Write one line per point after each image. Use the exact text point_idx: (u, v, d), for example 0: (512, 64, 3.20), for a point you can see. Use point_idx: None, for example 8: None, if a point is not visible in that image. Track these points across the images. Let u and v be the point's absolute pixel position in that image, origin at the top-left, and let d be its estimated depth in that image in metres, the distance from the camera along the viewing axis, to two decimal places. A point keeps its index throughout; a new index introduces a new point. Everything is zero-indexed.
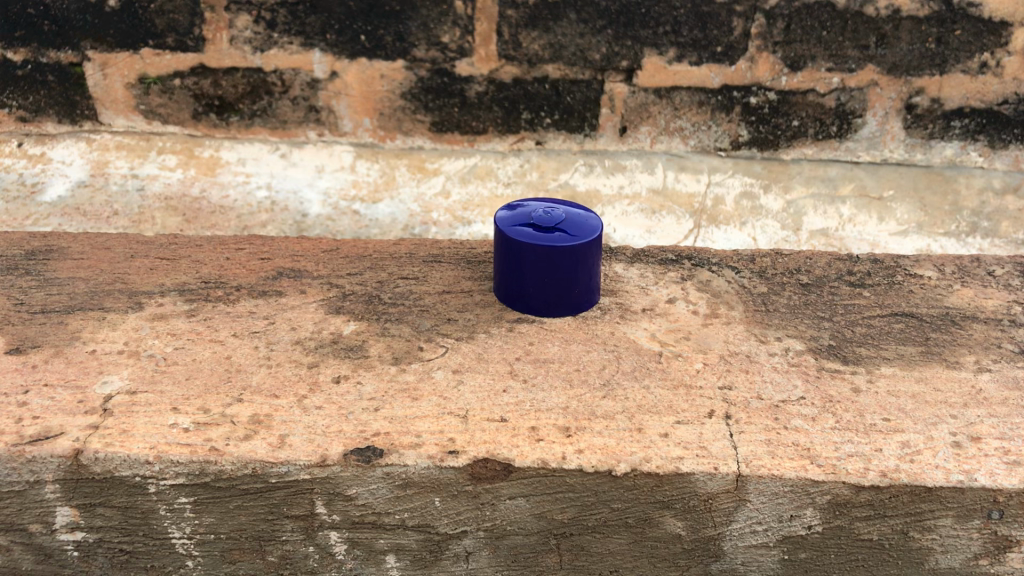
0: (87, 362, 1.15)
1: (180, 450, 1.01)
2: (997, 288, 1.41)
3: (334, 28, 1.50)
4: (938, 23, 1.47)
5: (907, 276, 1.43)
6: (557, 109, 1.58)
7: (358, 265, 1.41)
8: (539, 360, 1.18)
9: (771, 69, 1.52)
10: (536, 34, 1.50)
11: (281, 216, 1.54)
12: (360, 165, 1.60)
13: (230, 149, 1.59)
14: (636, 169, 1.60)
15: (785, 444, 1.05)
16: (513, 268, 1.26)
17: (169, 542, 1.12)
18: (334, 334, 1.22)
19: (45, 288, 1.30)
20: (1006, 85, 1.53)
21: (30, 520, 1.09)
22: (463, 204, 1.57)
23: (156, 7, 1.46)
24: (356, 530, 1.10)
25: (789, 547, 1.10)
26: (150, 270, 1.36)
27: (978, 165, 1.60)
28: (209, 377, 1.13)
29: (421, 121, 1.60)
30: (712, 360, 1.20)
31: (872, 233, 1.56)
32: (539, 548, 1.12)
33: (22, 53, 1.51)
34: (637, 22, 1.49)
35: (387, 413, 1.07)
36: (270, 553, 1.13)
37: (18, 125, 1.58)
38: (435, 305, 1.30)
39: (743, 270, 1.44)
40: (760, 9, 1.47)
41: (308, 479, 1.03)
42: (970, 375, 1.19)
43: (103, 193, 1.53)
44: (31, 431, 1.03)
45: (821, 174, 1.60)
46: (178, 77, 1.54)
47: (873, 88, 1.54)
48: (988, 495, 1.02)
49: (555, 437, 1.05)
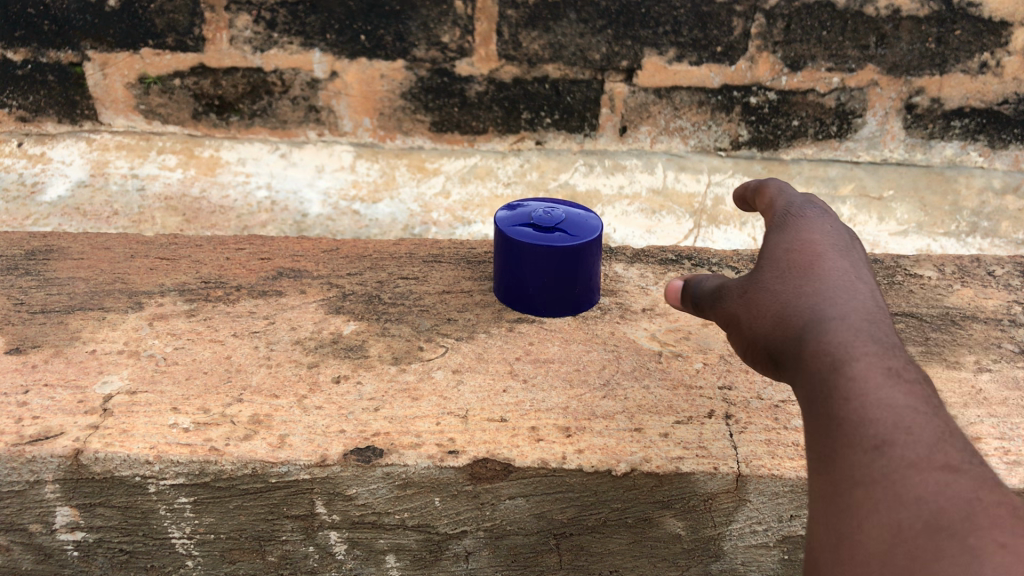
0: (88, 362, 1.15)
1: (180, 450, 1.01)
2: (998, 288, 1.40)
3: (335, 28, 1.50)
4: (938, 23, 1.47)
5: (907, 276, 1.42)
6: (557, 109, 1.58)
7: (358, 265, 1.40)
8: (539, 360, 1.18)
9: (771, 69, 1.52)
10: (536, 34, 1.50)
11: (281, 216, 1.53)
12: (359, 165, 1.60)
13: (230, 149, 1.60)
14: (636, 169, 1.61)
15: (785, 444, 1.05)
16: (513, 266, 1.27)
17: (169, 542, 1.13)
18: (334, 334, 1.22)
19: (44, 288, 1.29)
20: (1006, 85, 1.53)
21: (31, 520, 1.09)
22: (463, 204, 1.57)
23: (156, 7, 1.46)
24: (356, 530, 1.11)
25: (789, 547, 1.10)
26: (150, 270, 1.35)
27: (978, 166, 1.61)
28: (209, 377, 1.13)
29: (421, 121, 1.60)
30: (712, 360, 1.20)
31: (872, 233, 1.55)
32: (538, 547, 1.12)
33: (22, 53, 1.51)
34: (638, 22, 1.48)
35: (387, 413, 1.07)
36: (270, 553, 1.14)
37: (18, 125, 1.59)
38: (436, 305, 1.30)
39: (743, 270, 1.43)
40: (760, 9, 1.47)
41: (309, 479, 1.03)
42: (970, 375, 1.19)
43: (103, 193, 1.53)
44: (31, 431, 1.03)
45: (821, 173, 1.60)
46: (178, 77, 1.54)
47: (873, 88, 1.55)
48: None
49: (555, 437, 1.05)
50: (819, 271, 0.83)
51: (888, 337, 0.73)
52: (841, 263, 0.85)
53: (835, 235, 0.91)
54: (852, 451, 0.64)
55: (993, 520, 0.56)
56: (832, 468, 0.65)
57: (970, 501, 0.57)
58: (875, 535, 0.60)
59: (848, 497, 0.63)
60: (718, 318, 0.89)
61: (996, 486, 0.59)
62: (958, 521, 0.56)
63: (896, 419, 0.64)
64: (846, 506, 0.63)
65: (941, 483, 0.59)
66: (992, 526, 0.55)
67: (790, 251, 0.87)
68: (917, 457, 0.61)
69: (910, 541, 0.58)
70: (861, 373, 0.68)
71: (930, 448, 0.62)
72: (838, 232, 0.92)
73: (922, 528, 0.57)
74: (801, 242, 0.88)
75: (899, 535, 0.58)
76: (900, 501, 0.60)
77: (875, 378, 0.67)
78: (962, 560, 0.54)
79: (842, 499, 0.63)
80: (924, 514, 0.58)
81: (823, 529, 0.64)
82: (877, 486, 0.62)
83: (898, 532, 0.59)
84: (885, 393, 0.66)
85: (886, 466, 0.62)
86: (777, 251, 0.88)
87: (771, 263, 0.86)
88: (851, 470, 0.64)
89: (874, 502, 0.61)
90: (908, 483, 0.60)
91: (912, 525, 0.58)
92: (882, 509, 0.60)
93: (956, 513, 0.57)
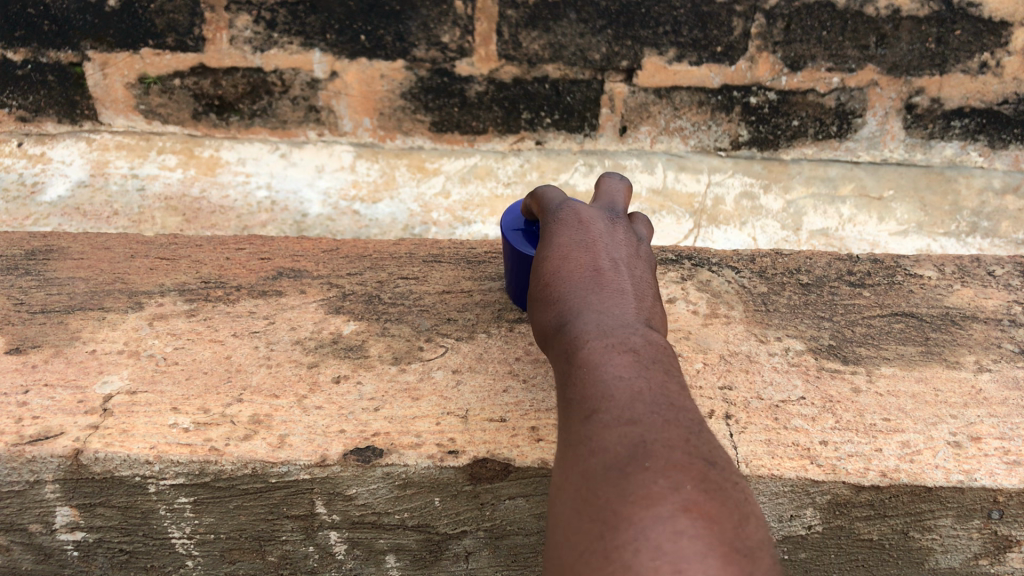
0: (88, 362, 1.15)
1: (180, 449, 1.01)
2: (998, 288, 1.40)
3: (334, 28, 1.49)
4: (938, 23, 1.47)
5: (907, 276, 1.41)
6: (557, 109, 1.59)
7: (358, 265, 1.40)
8: (540, 360, 1.18)
9: (771, 69, 1.53)
10: (536, 33, 1.49)
11: (281, 216, 1.53)
12: (359, 165, 1.61)
13: (230, 149, 1.61)
14: (636, 169, 1.61)
15: (785, 444, 1.05)
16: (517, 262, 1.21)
17: (169, 542, 1.13)
18: (334, 334, 1.22)
19: (44, 288, 1.29)
20: (1006, 85, 1.53)
21: (30, 520, 1.10)
22: (463, 204, 1.58)
23: (156, 7, 1.45)
24: (356, 530, 1.11)
25: (790, 547, 1.12)
26: (149, 270, 1.35)
27: (978, 166, 1.61)
28: (209, 377, 1.12)
29: (421, 121, 1.61)
30: (712, 360, 1.20)
31: (872, 233, 1.56)
32: (538, 548, 1.14)
33: (22, 53, 1.50)
34: (638, 22, 1.48)
35: (387, 413, 1.07)
36: (270, 552, 1.15)
37: (18, 126, 1.59)
38: (436, 305, 1.30)
39: (743, 270, 1.42)
40: (760, 9, 1.47)
41: (309, 479, 1.03)
42: (970, 375, 1.19)
43: (103, 193, 1.53)
44: (31, 431, 1.03)
45: (821, 173, 1.61)
46: (178, 77, 1.54)
47: (873, 88, 1.55)
48: (989, 495, 1.02)
49: (555, 437, 1.05)
50: (568, 276, 0.94)
51: (622, 322, 0.86)
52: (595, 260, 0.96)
53: (594, 229, 1.01)
54: (573, 420, 0.76)
55: (651, 452, 0.67)
56: (561, 435, 0.77)
57: (636, 442, 0.69)
58: (572, 476, 0.70)
59: (563, 457, 0.74)
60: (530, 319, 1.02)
61: (668, 429, 0.70)
62: (624, 456, 0.68)
63: (607, 388, 0.76)
64: (562, 462, 0.73)
65: (621, 431, 0.71)
66: (647, 456, 0.67)
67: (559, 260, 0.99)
68: (608, 413, 0.73)
69: (593, 479, 0.68)
70: (587, 355, 0.81)
71: (624, 407, 0.73)
72: (602, 223, 1.02)
73: (600, 465, 0.69)
74: (564, 244, 0.98)
75: (588, 474, 0.69)
76: (592, 447, 0.71)
77: (597, 359, 0.80)
78: (620, 481, 0.66)
79: (561, 459, 0.74)
80: (603, 455, 0.69)
81: (551, 482, 0.74)
82: (580, 440, 0.73)
83: (588, 469, 0.69)
84: (597, 363, 0.80)
85: (590, 424, 0.73)
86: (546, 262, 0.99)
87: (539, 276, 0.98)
88: (568, 435, 0.75)
89: (578, 451, 0.72)
90: (600, 436, 0.71)
91: (596, 463, 0.69)
92: (580, 455, 0.71)
93: (622, 451, 0.68)
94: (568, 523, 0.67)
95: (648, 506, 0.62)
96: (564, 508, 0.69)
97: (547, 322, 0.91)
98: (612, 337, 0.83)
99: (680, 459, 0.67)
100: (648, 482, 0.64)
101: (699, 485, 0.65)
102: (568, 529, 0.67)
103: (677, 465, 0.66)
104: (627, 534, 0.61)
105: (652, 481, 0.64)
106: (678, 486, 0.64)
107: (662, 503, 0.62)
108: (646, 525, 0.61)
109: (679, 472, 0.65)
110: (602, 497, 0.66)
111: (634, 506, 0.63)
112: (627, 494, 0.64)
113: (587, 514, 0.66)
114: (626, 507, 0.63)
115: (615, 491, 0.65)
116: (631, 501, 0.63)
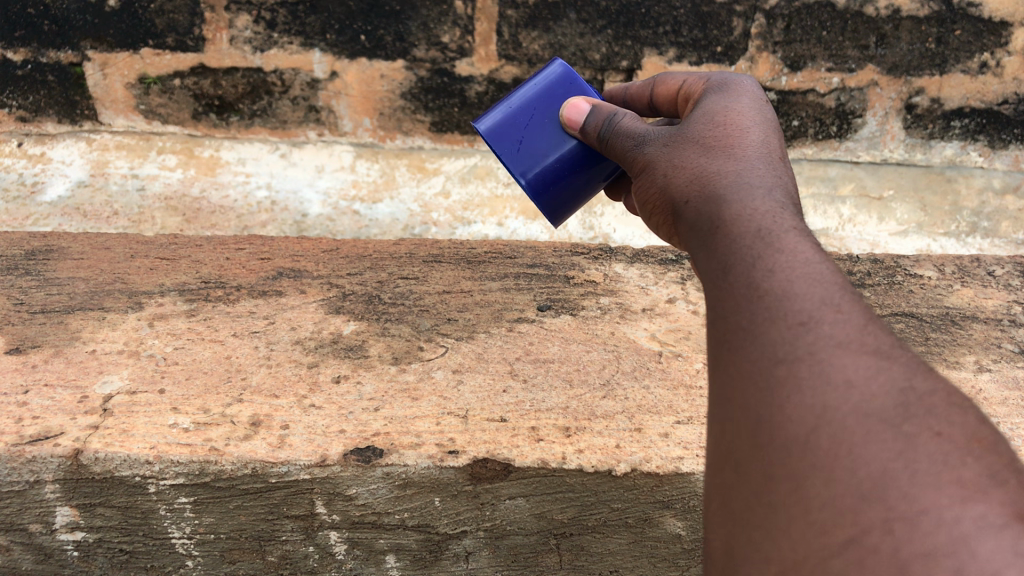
0: (88, 362, 1.15)
1: (180, 450, 1.01)
2: (998, 288, 1.40)
3: (335, 28, 1.49)
4: (938, 23, 1.47)
5: (907, 276, 1.41)
6: None
7: (357, 266, 1.39)
8: (540, 360, 1.18)
9: (771, 69, 1.53)
10: (536, 33, 1.49)
11: (281, 216, 1.53)
12: (359, 165, 1.61)
13: (230, 149, 1.61)
14: None
15: None
16: (525, 113, 1.02)
17: (169, 542, 1.14)
18: (334, 334, 1.22)
19: (44, 288, 1.29)
20: (1006, 85, 1.53)
21: (30, 520, 1.10)
22: (462, 204, 1.58)
23: (157, 7, 1.45)
24: (356, 530, 1.11)
25: None
26: (148, 270, 1.35)
27: (978, 166, 1.61)
28: (209, 377, 1.12)
29: (420, 121, 1.61)
30: None
31: (871, 233, 1.54)
32: (539, 548, 1.14)
33: (22, 53, 1.50)
34: (638, 22, 1.48)
35: (387, 413, 1.07)
36: (270, 553, 1.15)
37: (17, 125, 1.59)
38: (436, 305, 1.30)
39: None
40: (760, 9, 1.47)
41: (309, 479, 1.02)
42: (969, 375, 1.19)
43: (103, 193, 1.53)
44: (31, 431, 1.02)
45: (821, 174, 1.61)
46: (178, 76, 1.54)
47: (873, 88, 1.55)
48: None
49: (555, 437, 1.05)
50: (733, 158, 0.77)
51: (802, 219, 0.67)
52: (756, 143, 0.79)
53: (750, 104, 0.86)
54: (775, 328, 0.54)
55: (931, 409, 0.47)
56: (747, 346, 0.55)
57: (903, 389, 0.48)
58: (797, 418, 0.49)
59: (766, 380, 0.52)
60: (640, 185, 0.86)
61: (931, 372, 0.50)
62: (892, 408, 0.47)
63: (827, 296, 0.55)
64: (767, 388, 0.52)
65: (872, 366, 0.50)
66: (928, 414, 0.47)
67: (703, 137, 0.81)
68: (844, 333, 0.52)
69: (846, 433, 0.47)
70: (784, 241, 0.61)
71: (861, 329, 0.53)
72: (756, 106, 0.86)
73: (852, 411, 0.48)
74: (720, 118, 0.83)
75: (827, 419, 0.48)
76: (828, 383, 0.49)
77: (803, 252, 0.59)
78: (898, 449, 0.46)
79: (763, 381, 0.52)
80: (853, 399, 0.48)
81: (741, 411, 0.53)
82: (802, 364, 0.51)
83: (825, 413, 0.48)
84: (805, 255, 0.59)
85: (814, 342, 0.52)
86: (695, 136, 0.82)
87: (685, 147, 0.82)
88: (771, 348, 0.53)
89: (800, 381, 0.51)
90: (837, 362, 0.50)
91: (842, 406, 0.48)
92: (808, 389, 0.50)
93: (886, 400, 0.48)
94: (803, 494, 0.47)
95: (962, 501, 0.43)
96: (786, 463, 0.49)
97: (697, 205, 0.73)
98: (812, 233, 0.63)
99: (977, 428, 0.47)
100: (953, 465, 0.45)
101: (1015, 474, 0.46)
102: (802, 501, 0.47)
103: (977, 437, 0.47)
104: (932, 539, 0.42)
105: (956, 461, 0.45)
106: (997, 477, 0.45)
107: (984, 500, 0.43)
108: (967, 533, 0.42)
109: (985, 450, 0.46)
110: (871, 466, 0.45)
111: (943, 497, 0.43)
112: (919, 472, 0.45)
113: (842, 488, 0.46)
114: (922, 492, 0.44)
115: (894, 463, 0.45)
116: (932, 487, 0.44)
